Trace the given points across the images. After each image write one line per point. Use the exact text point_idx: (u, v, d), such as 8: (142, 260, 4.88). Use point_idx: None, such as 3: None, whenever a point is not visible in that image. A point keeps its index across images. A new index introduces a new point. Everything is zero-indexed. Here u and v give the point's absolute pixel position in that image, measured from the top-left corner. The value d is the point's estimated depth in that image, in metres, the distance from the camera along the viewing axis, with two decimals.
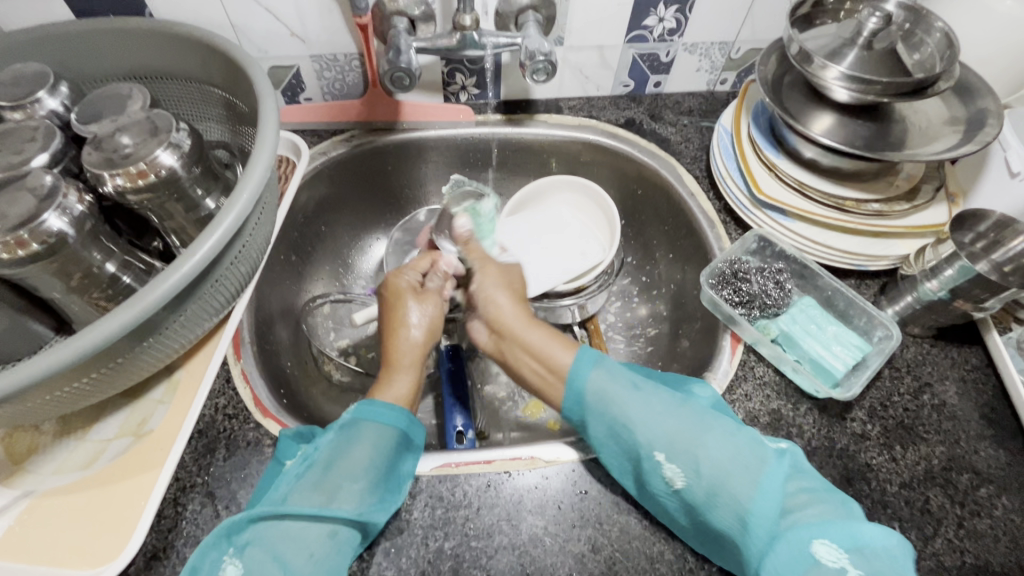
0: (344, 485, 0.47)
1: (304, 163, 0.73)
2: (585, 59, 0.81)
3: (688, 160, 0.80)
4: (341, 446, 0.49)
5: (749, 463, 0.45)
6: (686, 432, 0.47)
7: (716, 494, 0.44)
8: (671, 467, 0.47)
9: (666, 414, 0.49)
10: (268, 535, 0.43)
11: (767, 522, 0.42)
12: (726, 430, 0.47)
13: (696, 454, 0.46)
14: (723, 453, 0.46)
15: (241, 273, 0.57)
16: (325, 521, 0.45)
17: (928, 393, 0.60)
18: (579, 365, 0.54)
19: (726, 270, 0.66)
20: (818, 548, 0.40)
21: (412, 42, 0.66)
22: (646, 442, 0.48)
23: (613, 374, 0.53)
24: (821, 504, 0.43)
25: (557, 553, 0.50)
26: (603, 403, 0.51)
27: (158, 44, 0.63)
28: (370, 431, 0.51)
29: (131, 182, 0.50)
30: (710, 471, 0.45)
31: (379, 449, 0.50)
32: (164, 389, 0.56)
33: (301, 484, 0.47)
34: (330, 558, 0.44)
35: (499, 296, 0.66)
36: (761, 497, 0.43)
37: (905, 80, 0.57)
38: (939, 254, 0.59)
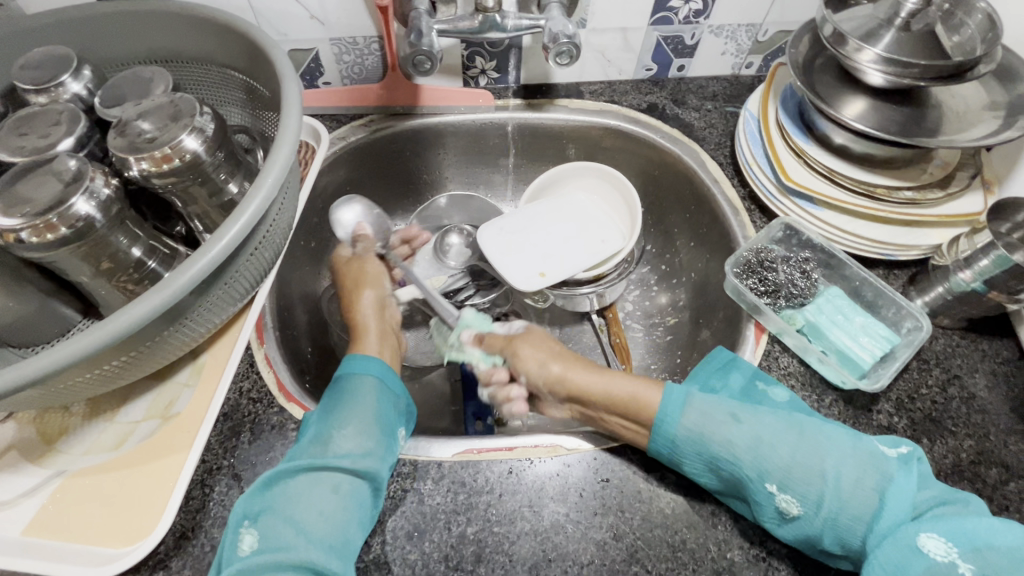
0: (335, 435, 0.50)
1: (324, 149, 0.73)
2: (608, 41, 0.79)
3: (711, 146, 0.78)
4: (329, 405, 0.53)
5: (877, 485, 0.46)
6: (808, 458, 0.48)
7: (838, 520, 0.45)
8: (785, 497, 0.47)
9: (781, 440, 0.49)
10: (278, 502, 0.46)
11: (889, 531, 0.44)
12: (845, 451, 0.48)
13: (813, 481, 0.47)
14: (842, 477, 0.46)
15: (264, 258, 0.57)
16: (324, 473, 0.47)
17: (957, 385, 0.59)
18: (667, 414, 0.52)
19: (752, 259, 0.65)
20: (926, 541, 0.42)
21: (432, 23, 0.65)
22: (756, 476, 0.48)
23: (707, 411, 0.51)
24: (947, 508, 0.44)
25: (579, 540, 0.50)
26: (701, 444, 0.50)
27: (179, 27, 0.63)
28: (355, 381, 0.55)
29: (156, 166, 0.50)
30: (829, 496, 0.46)
31: (368, 404, 0.53)
32: (190, 373, 0.56)
33: (301, 446, 0.50)
34: (341, 513, 0.46)
35: (569, 373, 0.60)
36: (885, 508, 0.45)
37: (943, 63, 0.55)
38: (974, 243, 0.57)
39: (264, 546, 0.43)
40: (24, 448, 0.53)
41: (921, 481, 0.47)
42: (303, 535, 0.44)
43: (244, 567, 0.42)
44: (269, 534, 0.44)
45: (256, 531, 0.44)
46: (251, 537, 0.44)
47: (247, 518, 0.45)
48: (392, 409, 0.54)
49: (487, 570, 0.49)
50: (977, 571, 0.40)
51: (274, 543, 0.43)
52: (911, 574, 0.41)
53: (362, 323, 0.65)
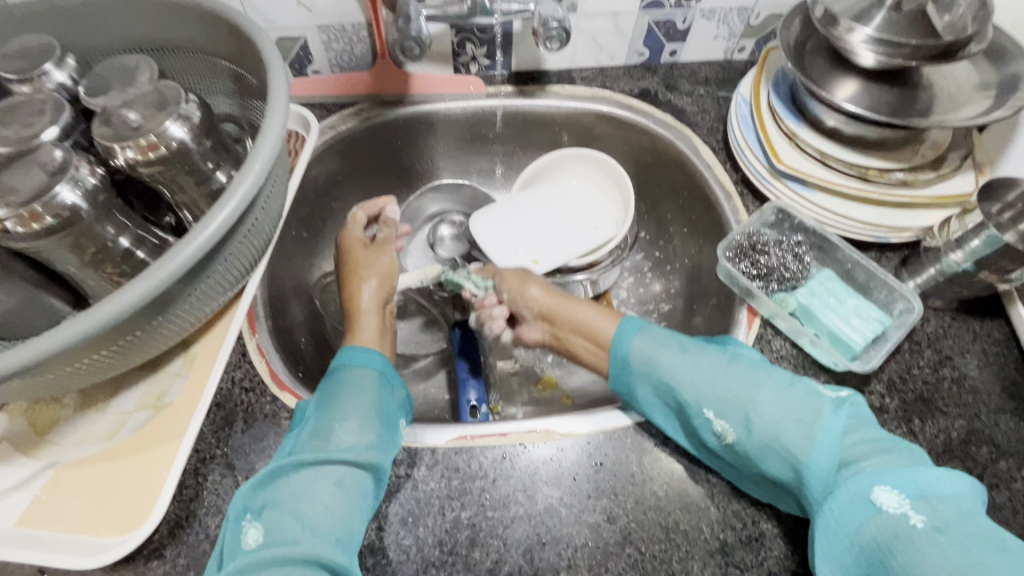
0: (337, 426, 0.49)
1: (314, 138, 0.71)
2: (599, 27, 0.78)
3: (704, 131, 0.78)
4: (327, 394, 0.53)
5: (802, 416, 0.47)
6: (747, 392, 0.50)
7: (771, 447, 0.47)
8: (721, 422, 0.50)
9: (722, 374, 0.51)
10: (281, 495, 0.45)
11: (826, 470, 0.45)
12: (783, 385, 0.49)
13: (749, 412, 0.49)
14: (779, 411, 0.48)
15: (253, 248, 0.57)
16: (326, 465, 0.47)
17: (948, 365, 0.60)
18: (622, 335, 0.58)
19: (744, 242, 0.65)
20: (879, 494, 0.42)
21: (421, 8, 0.64)
22: (694, 401, 0.51)
23: (657, 340, 0.56)
24: (885, 454, 0.45)
25: (573, 523, 0.50)
26: (649, 368, 0.55)
27: (162, 15, 0.62)
28: (354, 372, 0.54)
29: (142, 155, 0.50)
30: (761, 424, 0.48)
31: (365, 395, 0.52)
32: (181, 363, 0.56)
33: (300, 438, 0.49)
34: (345, 506, 0.46)
35: (529, 286, 0.68)
36: (818, 445, 0.46)
37: (934, 42, 0.56)
38: (965, 224, 0.57)
39: (269, 540, 0.43)
40: (15, 441, 0.52)
41: (855, 423, 0.48)
42: (309, 530, 0.43)
43: (250, 562, 0.42)
44: (274, 529, 0.43)
45: (261, 526, 0.44)
46: (255, 531, 0.43)
47: (251, 513, 0.45)
48: (392, 401, 0.54)
49: (481, 554, 0.49)
50: (927, 521, 0.40)
51: (280, 538, 0.43)
52: (860, 521, 0.42)
53: (361, 308, 0.65)
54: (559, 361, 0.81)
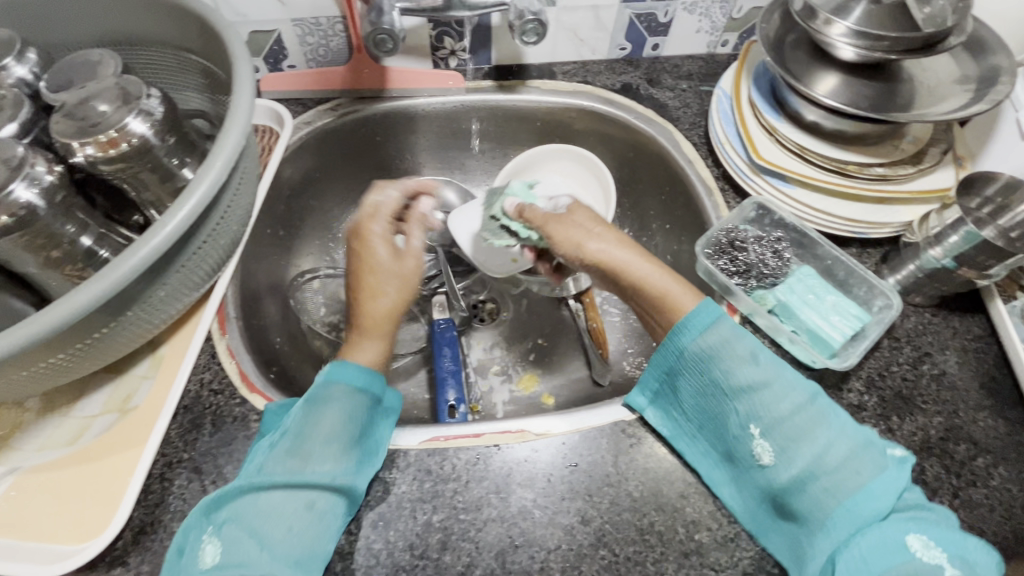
0: (318, 448, 0.48)
1: (288, 133, 0.72)
2: (579, 20, 0.77)
3: (686, 126, 0.77)
4: (314, 411, 0.50)
5: (862, 466, 0.45)
6: (805, 421, 0.47)
7: (807, 480, 0.45)
8: (762, 442, 0.48)
9: (783, 398, 0.48)
10: (245, 513, 0.44)
11: (864, 514, 0.43)
12: (848, 424, 0.47)
13: (803, 440, 0.46)
14: (837, 446, 0.45)
15: (219, 247, 0.55)
16: (300, 489, 0.46)
17: (927, 362, 0.59)
18: (687, 325, 0.51)
19: (723, 239, 0.64)
20: (912, 541, 0.41)
21: (396, 1, 0.62)
22: (743, 412, 0.49)
23: (733, 337, 0.50)
24: (923, 513, 0.44)
25: (546, 525, 0.50)
26: (707, 367, 0.50)
27: (127, 8, 0.60)
28: (342, 392, 0.51)
29: (102, 151, 0.49)
30: (808, 456, 0.45)
31: (345, 416, 0.50)
32: (148, 366, 0.55)
33: (273, 453, 0.48)
34: (312, 528, 0.45)
35: (588, 242, 0.57)
36: (867, 492, 0.43)
37: (915, 35, 0.54)
38: (943, 220, 0.57)
39: (225, 559, 0.43)
40: None
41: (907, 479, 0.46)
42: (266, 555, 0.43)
43: None
44: (230, 547, 0.43)
45: (218, 544, 0.43)
46: (212, 549, 0.43)
47: (211, 526, 0.44)
48: (376, 419, 0.52)
49: (453, 558, 0.48)
50: None
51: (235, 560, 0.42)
52: (892, 563, 0.41)
53: (374, 321, 0.57)
54: (540, 359, 0.81)
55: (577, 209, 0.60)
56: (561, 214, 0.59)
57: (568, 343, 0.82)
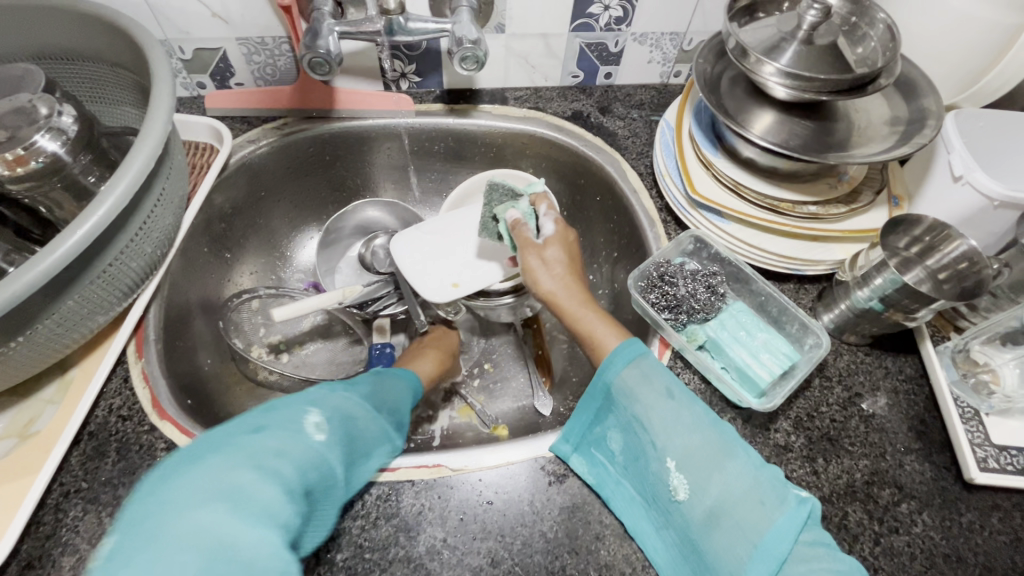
0: (391, 411, 0.52)
1: (225, 149, 0.71)
2: (529, 47, 0.77)
3: (633, 156, 0.77)
4: (385, 383, 0.56)
5: (766, 498, 0.42)
6: (717, 450, 0.45)
7: (718, 516, 0.43)
8: (678, 477, 0.46)
9: (692, 430, 0.46)
10: (342, 411, 0.46)
11: (776, 556, 0.40)
12: (751, 462, 0.45)
13: (710, 479, 0.44)
14: (738, 484, 0.43)
15: (130, 269, 0.54)
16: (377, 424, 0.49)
17: (857, 403, 0.59)
18: (613, 359, 0.51)
19: (654, 273, 0.63)
20: None
21: (334, 25, 0.63)
22: (658, 446, 0.47)
23: (648, 375, 0.49)
24: (834, 562, 0.40)
25: (455, 566, 0.48)
26: (629, 401, 0.49)
27: (59, 23, 0.60)
28: (409, 385, 0.59)
29: (9, 169, 0.48)
30: (720, 492, 0.43)
31: (401, 398, 0.56)
32: (55, 389, 0.54)
33: (356, 390, 0.50)
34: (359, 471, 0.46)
35: (542, 280, 0.58)
36: (775, 532, 0.41)
37: (841, 78, 0.54)
38: (869, 259, 0.58)
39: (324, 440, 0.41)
40: None
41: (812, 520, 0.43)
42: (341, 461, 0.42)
43: (322, 456, 0.40)
44: (329, 434, 0.42)
45: (322, 423, 0.43)
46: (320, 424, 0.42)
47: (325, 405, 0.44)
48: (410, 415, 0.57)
49: None
50: None
51: (326, 447, 0.41)
52: None
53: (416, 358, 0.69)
54: (483, 385, 0.80)
55: (553, 244, 0.60)
56: (544, 243, 0.60)
57: (514, 370, 0.81)
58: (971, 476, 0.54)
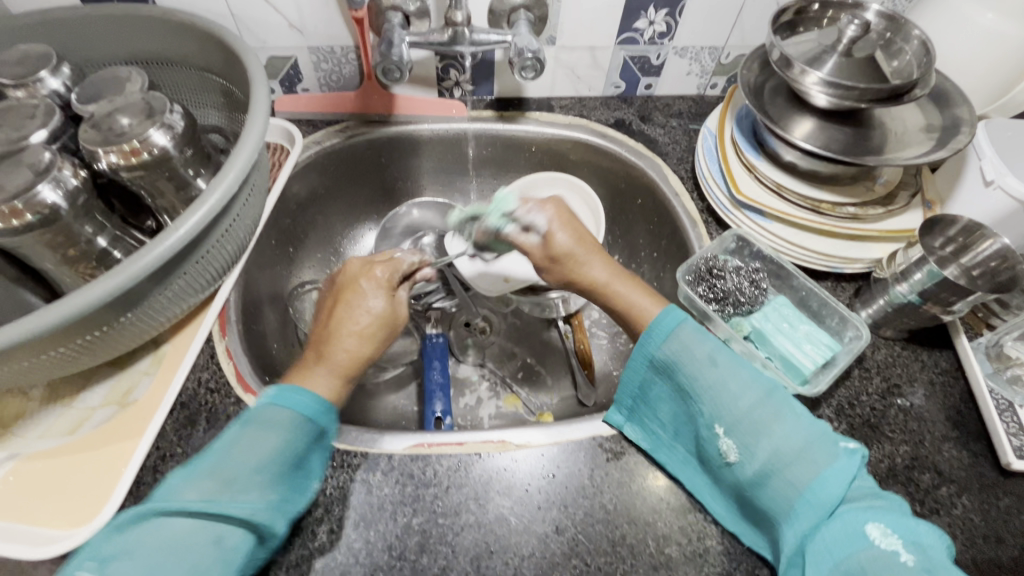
0: (244, 477, 0.43)
1: (297, 152, 0.77)
2: (576, 59, 0.82)
3: (674, 161, 0.81)
4: (244, 442, 0.45)
5: (815, 453, 0.45)
6: (766, 412, 0.48)
7: (770, 472, 0.46)
8: (726, 442, 0.49)
9: (743, 392, 0.49)
10: (144, 543, 0.38)
11: (824, 502, 0.43)
12: (802, 417, 0.48)
13: (757, 437, 0.47)
14: (791, 439, 0.46)
15: (225, 253, 0.60)
16: (214, 519, 0.41)
17: (896, 394, 0.62)
18: (652, 333, 0.54)
19: (702, 266, 0.67)
20: (871, 529, 0.41)
21: (405, 35, 0.68)
22: (708, 414, 0.50)
23: (698, 337, 0.52)
24: (878, 499, 0.44)
25: (522, 533, 0.51)
26: (676, 370, 0.53)
27: (155, 31, 0.65)
28: (285, 419, 0.47)
29: (124, 159, 0.53)
30: (769, 449, 0.47)
31: (273, 442, 0.45)
32: (150, 362, 0.59)
33: (186, 477, 0.43)
34: (217, 566, 0.40)
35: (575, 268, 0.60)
36: (820, 481, 0.44)
37: (880, 87, 0.58)
38: (909, 256, 0.61)
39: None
40: None
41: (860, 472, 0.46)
42: None
43: None
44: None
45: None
46: None
47: (94, 559, 0.37)
48: (307, 447, 0.47)
49: (429, 560, 0.50)
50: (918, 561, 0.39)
51: None
52: (850, 550, 0.40)
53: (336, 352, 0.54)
54: (527, 377, 0.83)
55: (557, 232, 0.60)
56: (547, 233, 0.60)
57: (557, 362, 0.84)
58: (1008, 461, 0.56)
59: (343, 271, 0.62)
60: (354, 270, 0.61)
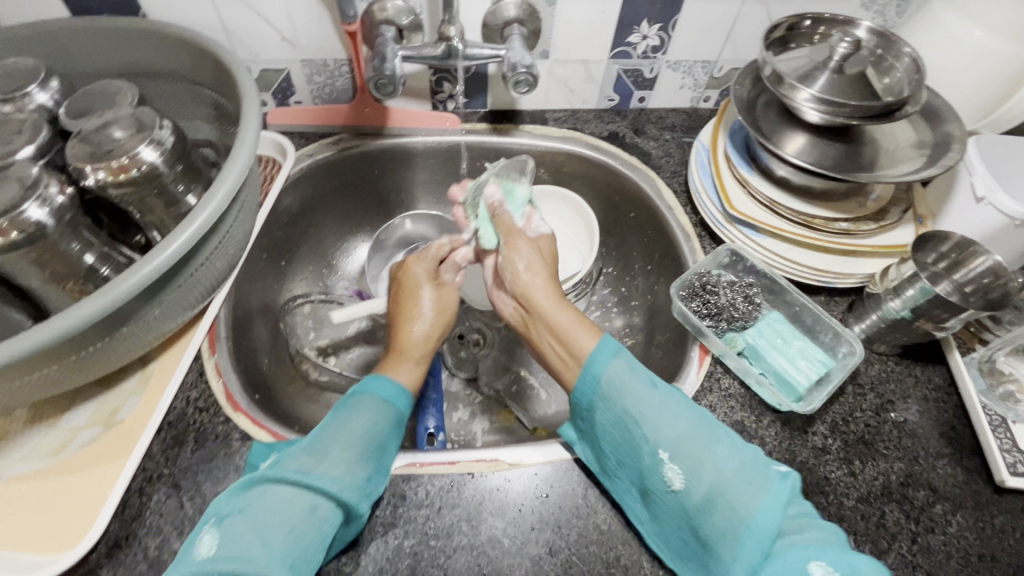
0: (337, 451, 0.47)
1: (289, 164, 0.77)
2: (570, 73, 0.83)
3: (668, 174, 0.81)
4: (338, 424, 0.50)
5: (752, 479, 0.45)
6: (701, 438, 0.47)
7: (714, 501, 0.45)
8: (670, 469, 0.47)
9: (679, 418, 0.49)
10: (257, 505, 0.43)
11: (763, 535, 0.42)
12: (735, 442, 0.47)
13: (699, 465, 0.46)
14: (728, 465, 0.46)
15: (215, 269, 0.59)
16: (309, 488, 0.44)
17: (890, 410, 0.62)
18: (596, 355, 0.53)
19: (696, 282, 0.67)
20: (811, 568, 0.40)
21: (398, 50, 0.68)
22: (649, 441, 0.49)
23: (632, 367, 0.52)
24: (816, 529, 0.43)
25: (515, 555, 0.51)
26: (617, 397, 0.51)
27: (145, 45, 0.65)
28: (373, 406, 0.52)
29: (112, 176, 0.52)
30: (712, 476, 0.45)
31: (366, 425, 0.50)
32: (137, 381, 0.58)
33: (293, 452, 0.47)
34: (312, 532, 0.43)
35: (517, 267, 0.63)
36: (759, 512, 0.43)
37: (872, 104, 0.58)
38: (903, 272, 0.61)
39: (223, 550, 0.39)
40: None
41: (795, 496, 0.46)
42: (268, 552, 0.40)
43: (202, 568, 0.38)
44: (232, 538, 0.40)
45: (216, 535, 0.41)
46: (211, 538, 0.41)
47: (215, 518, 0.42)
48: (390, 433, 0.52)
49: None
50: None
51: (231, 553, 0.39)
52: None
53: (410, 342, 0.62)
54: (521, 391, 0.83)
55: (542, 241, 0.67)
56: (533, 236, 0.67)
57: (551, 376, 0.84)
58: (1002, 478, 0.56)
59: (400, 266, 0.69)
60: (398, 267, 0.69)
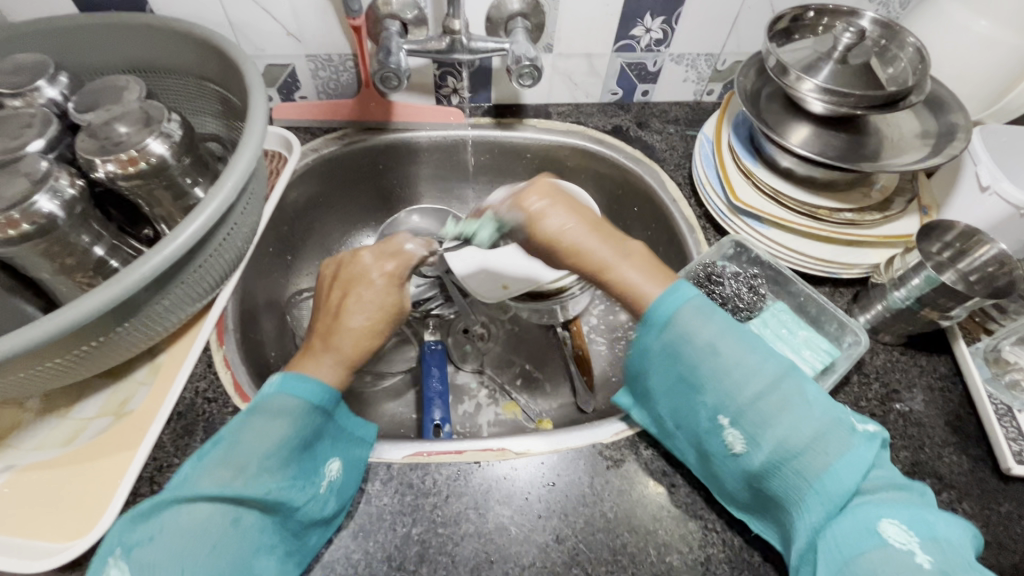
0: (255, 464, 0.45)
1: (294, 159, 0.76)
2: (573, 67, 0.83)
3: (671, 166, 0.81)
4: (255, 428, 0.47)
5: (828, 442, 0.43)
6: (775, 403, 0.45)
7: (778, 464, 0.44)
8: (731, 432, 0.47)
9: (756, 375, 0.46)
10: (168, 529, 0.41)
11: (832, 497, 0.41)
12: (813, 403, 0.45)
13: (765, 425, 0.45)
14: (802, 427, 0.43)
15: (223, 261, 0.60)
16: (231, 503, 0.43)
17: (895, 399, 0.62)
18: (654, 315, 0.49)
19: (701, 273, 0.66)
20: (887, 527, 0.39)
21: (403, 44, 0.68)
22: (712, 402, 0.48)
23: (702, 313, 0.48)
24: (895, 492, 0.42)
25: (522, 542, 0.51)
26: (676, 356, 0.49)
27: (152, 40, 0.65)
28: (290, 406, 0.48)
29: (122, 168, 0.53)
30: (777, 437, 0.44)
31: (285, 429, 0.47)
32: (146, 372, 0.58)
33: (202, 466, 0.45)
34: (235, 546, 0.43)
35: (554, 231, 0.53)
36: (833, 473, 0.42)
37: (877, 94, 0.58)
38: (907, 263, 0.61)
39: None
40: None
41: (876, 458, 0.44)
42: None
43: None
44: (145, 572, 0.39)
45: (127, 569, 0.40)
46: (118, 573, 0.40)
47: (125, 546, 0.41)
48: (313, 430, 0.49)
49: (429, 571, 0.49)
50: (936, 563, 0.37)
51: None
52: (861, 548, 0.39)
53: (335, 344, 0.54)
54: (526, 384, 0.83)
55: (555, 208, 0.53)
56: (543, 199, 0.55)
57: (556, 369, 0.84)
58: (1008, 466, 0.56)
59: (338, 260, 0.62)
60: (350, 258, 0.60)
